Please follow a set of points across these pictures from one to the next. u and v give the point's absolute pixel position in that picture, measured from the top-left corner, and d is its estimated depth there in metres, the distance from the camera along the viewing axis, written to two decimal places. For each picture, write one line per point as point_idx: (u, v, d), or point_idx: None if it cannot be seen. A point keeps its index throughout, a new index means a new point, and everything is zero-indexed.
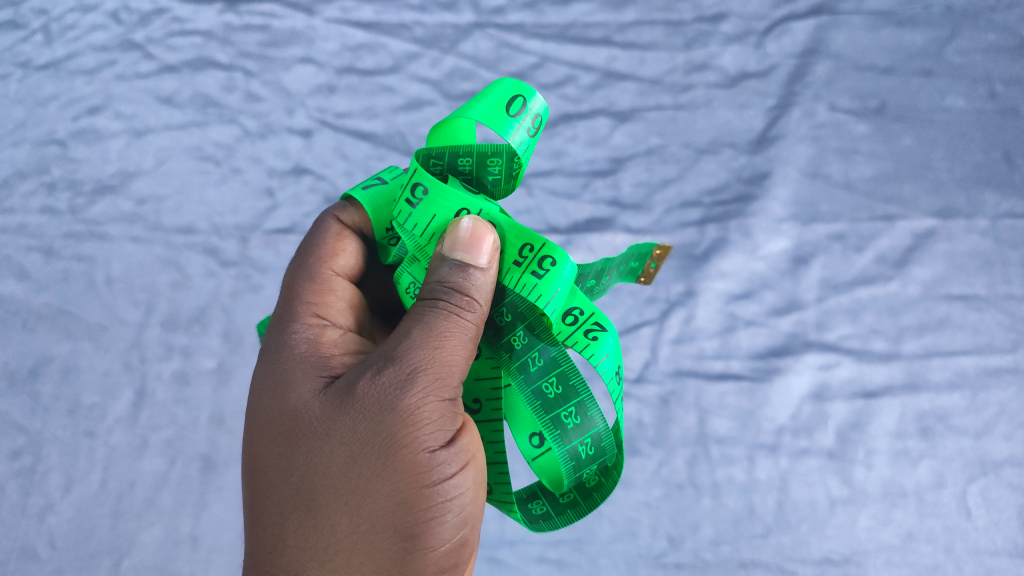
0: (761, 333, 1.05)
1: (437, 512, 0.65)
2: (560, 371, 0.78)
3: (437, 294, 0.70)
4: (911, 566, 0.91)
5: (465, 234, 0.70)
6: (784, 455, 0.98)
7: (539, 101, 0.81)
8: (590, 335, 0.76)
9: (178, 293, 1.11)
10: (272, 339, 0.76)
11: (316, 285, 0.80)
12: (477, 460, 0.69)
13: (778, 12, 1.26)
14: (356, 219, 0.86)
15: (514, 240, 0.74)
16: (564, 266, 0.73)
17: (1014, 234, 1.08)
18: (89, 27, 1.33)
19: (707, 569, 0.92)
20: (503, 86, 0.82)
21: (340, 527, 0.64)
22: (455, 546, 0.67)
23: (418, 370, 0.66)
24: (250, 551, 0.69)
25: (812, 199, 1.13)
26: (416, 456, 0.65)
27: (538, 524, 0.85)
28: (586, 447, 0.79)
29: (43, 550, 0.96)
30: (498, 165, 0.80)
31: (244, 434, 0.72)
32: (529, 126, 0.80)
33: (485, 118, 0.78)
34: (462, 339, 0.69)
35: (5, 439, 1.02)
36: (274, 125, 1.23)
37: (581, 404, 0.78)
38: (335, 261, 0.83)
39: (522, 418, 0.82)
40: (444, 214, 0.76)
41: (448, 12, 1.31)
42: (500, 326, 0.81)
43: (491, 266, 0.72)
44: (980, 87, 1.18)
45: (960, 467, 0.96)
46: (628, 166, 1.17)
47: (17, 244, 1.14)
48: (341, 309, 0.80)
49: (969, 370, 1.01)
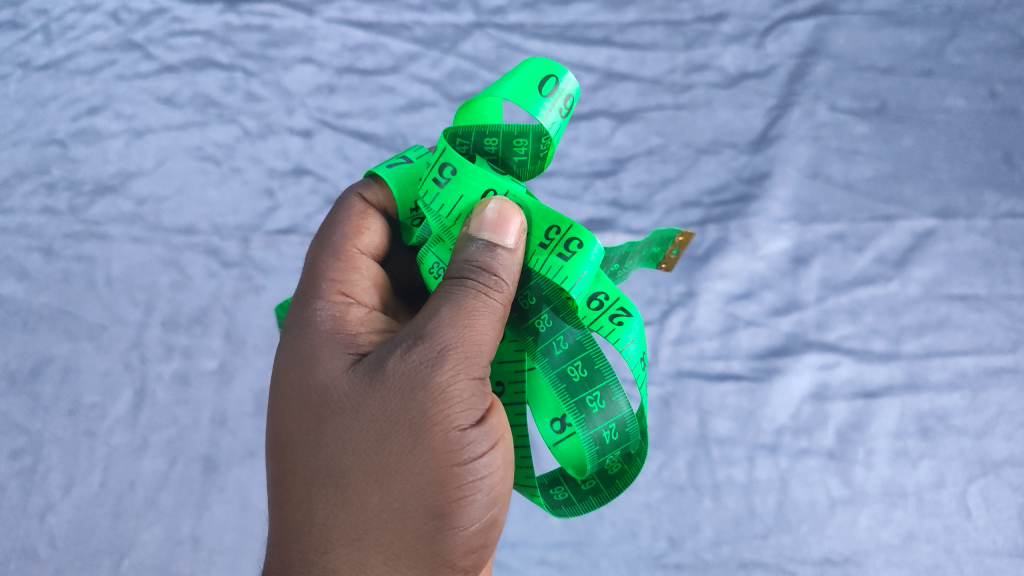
0: (761, 333, 1.05)
1: (468, 491, 0.65)
2: (585, 355, 0.79)
3: (465, 273, 0.70)
4: (911, 566, 0.91)
5: (491, 216, 0.71)
6: (784, 455, 0.98)
7: (571, 81, 0.81)
8: (616, 319, 0.76)
9: (179, 294, 1.11)
10: (296, 315, 0.76)
11: (340, 262, 0.80)
12: (506, 440, 0.69)
13: (778, 12, 1.26)
14: (380, 197, 0.86)
15: (541, 222, 0.74)
16: (591, 249, 0.72)
17: (1014, 235, 1.08)
18: (88, 26, 1.33)
19: (707, 570, 0.93)
20: (534, 64, 0.81)
21: (370, 505, 0.64)
22: (485, 525, 0.67)
23: (449, 348, 0.66)
24: (275, 530, 0.69)
25: (812, 199, 1.13)
26: (447, 435, 0.64)
27: (559, 510, 0.84)
28: (610, 432, 0.79)
29: (44, 550, 0.97)
30: (525, 146, 0.81)
31: (269, 411, 0.72)
32: (561, 106, 0.81)
33: (515, 97, 0.78)
34: (491, 318, 0.69)
35: (5, 440, 1.02)
36: (274, 126, 1.23)
37: (606, 388, 0.78)
38: (359, 239, 0.82)
39: (544, 403, 0.83)
40: (470, 195, 0.76)
41: (448, 12, 1.31)
42: (524, 309, 0.82)
43: (518, 247, 0.72)
44: (980, 87, 1.18)
45: (960, 467, 0.96)
46: (628, 167, 1.18)
47: (18, 244, 1.15)
48: (365, 288, 0.80)
49: (969, 370, 1.01)
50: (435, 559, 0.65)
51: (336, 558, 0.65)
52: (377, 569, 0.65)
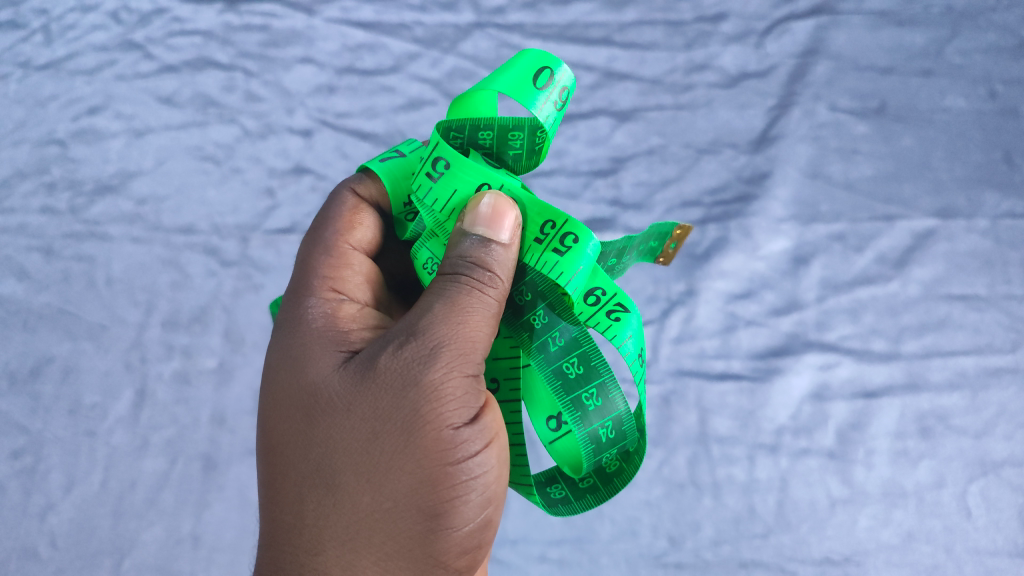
0: (761, 333, 1.05)
1: (461, 491, 0.65)
2: (581, 352, 0.78)
3: (458, 269, 0.70)
4: (911, 566, 0.91)
5: (486, 210, 0.71)
6: (785, 455, 0.98)
7: (566, 73, 0.81)
8: (612, 315, 0.76)
9: (179, 293, 1.11)
10: (288, 313, 0.76)
11: (332, 258, 0.80)
12: (501, 439, 0.69)
13: (778, 12, 1.26)
14: (373, 191, 0.86)
15: (536, 217, 0.74)
16: (587, 244, 0.72)
17: (1014, 235, 1.08)
18: (89, 26, 1.33)
19: (707, 569, 0.93)
20: (528, 57, 0.82)
21: (361, 506, 0.64)
22: (479, 526, 0.67)
23: (442, 345, 0.66)
24: (266, 530, 0.69)
25: (812, 199, 1.13)
26: (440, 433, 0.64)
27: (556, 508, 0.84)
28: (606, 430, 0.78)
29: (44, 550, 0.97)
30: (520, 139, 0.80)
31: (260, 410, 0.72)
32: (556, 99, 0.81)
33: (510, 90, 0.79)
34: (485, 314, 0.69)
35: (5, 440, 1.02)
36: (274, 125, 1.23)
37: (603, 385, 0.77)
38: (352, 234, 0.83)
39: (540, 401, 0.83)
40: (464, 189, 0.76)
41: (448, 12, 1.31)
42: (519, 305, 0.81)
43: (513, 243, 0.72)
44: (980, 87, 1.18)
45: (960, 467, 0.96)
46: (628, 166, 1.17)
47: (18, 244, 1.15)
48: (358, 284, 0.80)
49: (969, 370, 1.01)
50: (428, 560, 0.65)
51: (328, 559, 0.65)
52: (369, 570, 0.65)
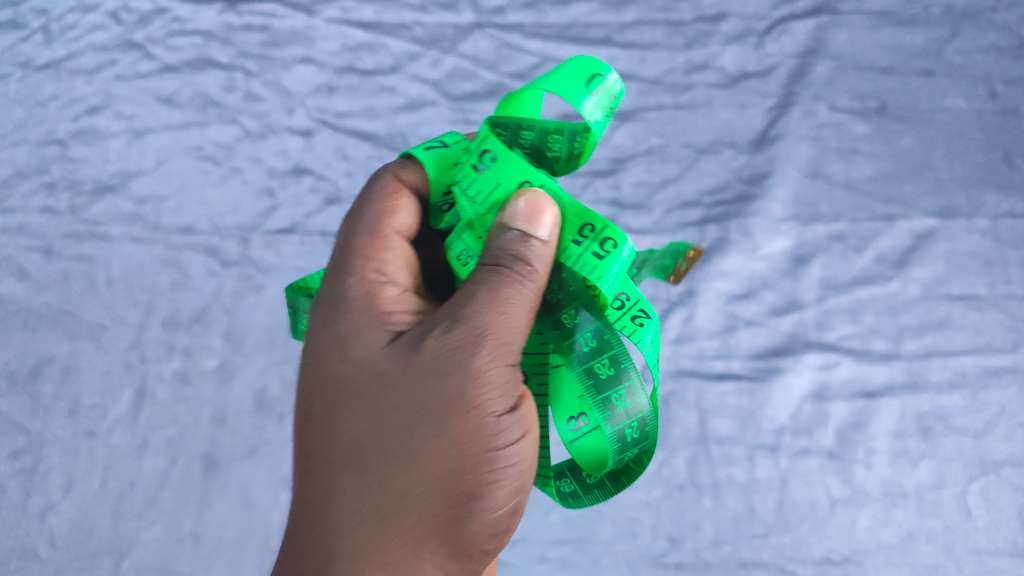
0: (761, 333, 1.05)
1: (496, 479, 0.66)
2: (612, 353, 0.78)
3: (503, 259, 0.69)
4: (911, 566, 0.91)
5: (528, 206, 0.71)
6: (784, 455, 0.98)
7: (616, 81, 0.82)
8: (638, 320, 0.77)
9: (179, 293, 1.11)
10: (327, 293, 0.76)
11: (374, 240, 0.80)
12: (532, 430, 0.70)
13: (778, 12, 1.26)
14: (415, 178, 0.86)
15: (575, 219, 0.74)
16: (625, 250, 0.72)
17: (1014, 235, 1.08)
18: (88, 26, 1.33)
19: (707, 569, 0.93)
20: (580, 62, 0.82)
21: (396, 488, 0.64)
22: (507, 513, 0.68)
23: (486, 333, 0.67)
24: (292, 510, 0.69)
25: (812, 199, 1.13)
26: (480, 421, 0.65)
27: (566, 501, 0.84)
28: (633, 431, 0.78)
29: (44, 550, 0.97)
30: (561, 142, 0.81)
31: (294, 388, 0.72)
32: (605, 104, 0.81)
33: (559, 89, 0.78)
34: (527, 306, 0.69)
35: (5, 439, 1.03)
36: (274, 126, 1.23)
37: (632, 387, 0.77)
38: (394, 218, 0.82)
39: (564, 401, 0.81)
40: (507, 184, 0.76)
41: (448, 12, 1.31)
42: (553, 302, 0.82)
43: (551, 240, 0.72)
44: (980, 87, 1.18)
45: (959, 467, 0.96)
46: (628, 167, 1.17)
47: (18, 244, 1.15)
48: (399, 267, 0.80)
49: (969, 370, 1.01)
50: (455, 545, 0.66)
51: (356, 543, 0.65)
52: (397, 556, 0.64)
